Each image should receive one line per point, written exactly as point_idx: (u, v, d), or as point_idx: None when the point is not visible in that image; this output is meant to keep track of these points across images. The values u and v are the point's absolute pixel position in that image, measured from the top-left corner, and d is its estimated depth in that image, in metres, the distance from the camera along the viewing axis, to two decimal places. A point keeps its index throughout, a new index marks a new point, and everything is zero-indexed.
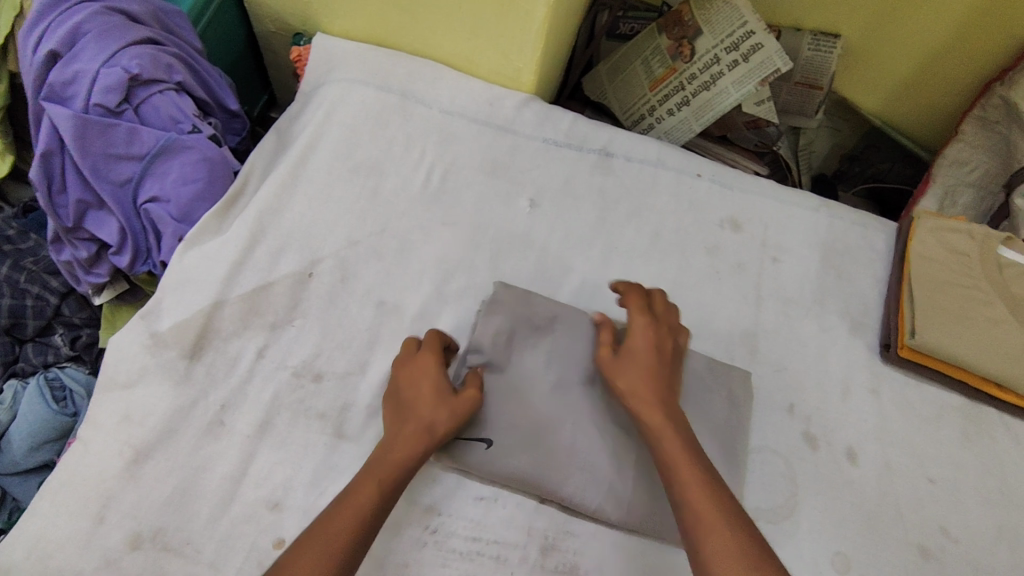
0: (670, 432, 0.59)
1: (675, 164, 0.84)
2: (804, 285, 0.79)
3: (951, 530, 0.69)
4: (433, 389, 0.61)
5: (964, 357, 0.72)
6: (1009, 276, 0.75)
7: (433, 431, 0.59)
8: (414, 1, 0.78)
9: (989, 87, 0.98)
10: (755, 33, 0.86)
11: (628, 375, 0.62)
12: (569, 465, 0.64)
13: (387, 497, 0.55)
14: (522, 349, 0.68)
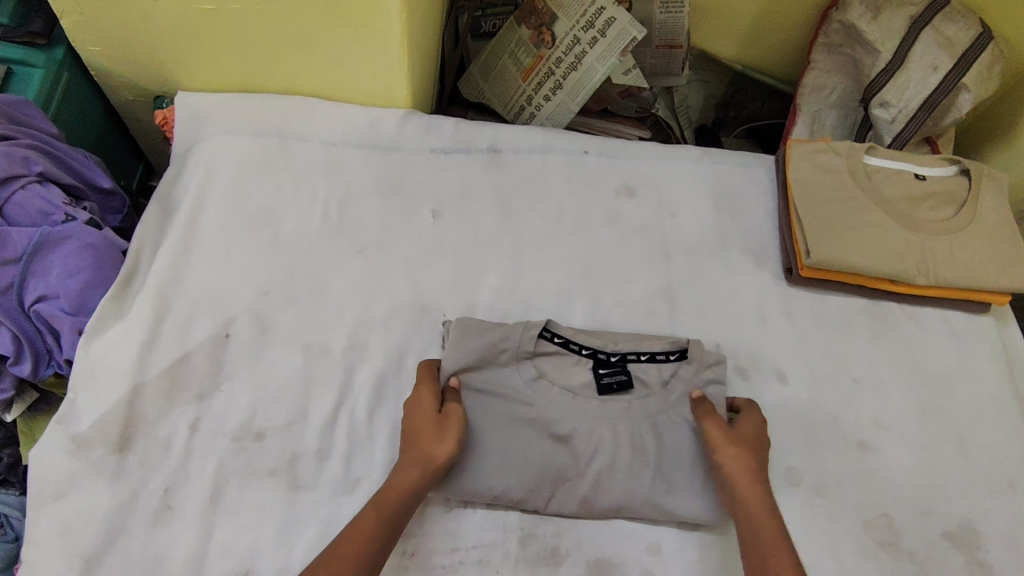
0: (758, 506, 0.59)
1: (561, 147, 0.87)
2: (704, 231, 0.84)
3: (882, 420, 0.74)
4: (427, 420, 0.62)
5: (858, 261, 0.77)
6: (877, 180, 0.82)
7: (429, 462, 0.60)
8: (271, 42, 0.77)
9: (826, 15, 1.05)
10: (605, 8, 0.89)
11: (736, 445, 0.62)
12: (504, 464, 0.63)
13: (384, 537, 0.56)
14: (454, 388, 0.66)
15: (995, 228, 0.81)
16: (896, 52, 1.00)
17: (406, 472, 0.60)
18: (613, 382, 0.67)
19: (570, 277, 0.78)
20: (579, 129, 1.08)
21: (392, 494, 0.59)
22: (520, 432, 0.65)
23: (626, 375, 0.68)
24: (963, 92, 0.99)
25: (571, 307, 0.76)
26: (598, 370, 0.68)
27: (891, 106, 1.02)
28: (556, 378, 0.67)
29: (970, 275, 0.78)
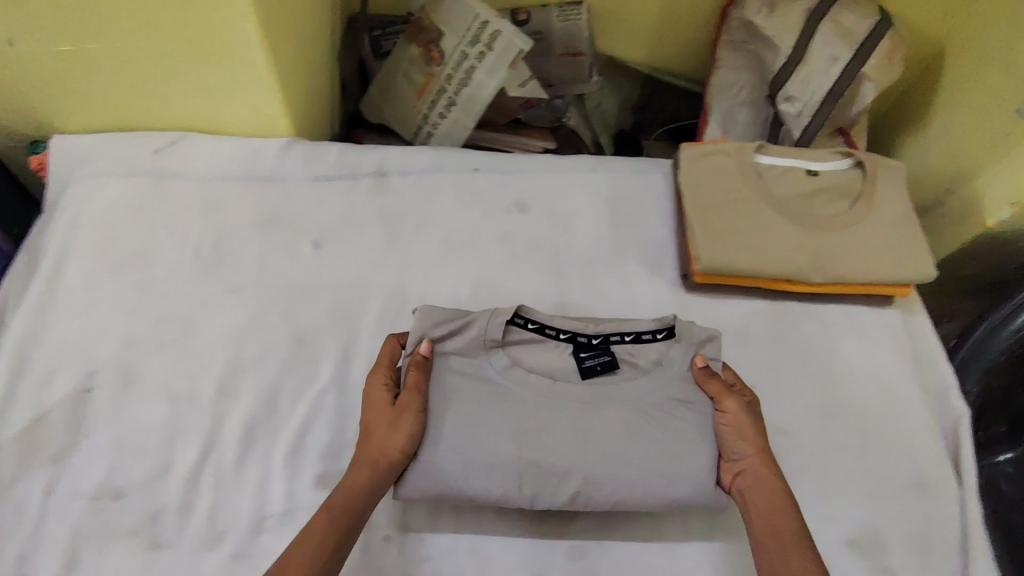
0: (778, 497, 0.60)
1: (450, 165, 0.85)
2: (599, 242, 0.82)
3: (783, 427, 0.72)
4: (381, 416, 0.62)
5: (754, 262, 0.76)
6: (769, 178, 0.81)
7: (380, 459, 0.60)
8: (138, 80, 0.75)
9: (727, 13, 1.04)
10: (489, 22, 0.86)
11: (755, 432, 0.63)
12: (547, 446, 0.61)
13: (340, 539, 0.56)
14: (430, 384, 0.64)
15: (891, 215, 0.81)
16: (796, 46, 0.99)
17: (362, 470, 0.60)
18: (596, 364, 0.67)
19: (458, 302, 0.76)
20: (484, 145, 1.05)
21: (343, 500, 0.58)
22: (503, 413, 0.62)
23: (609, 356, 0.68)
24: (864, 82, 0.99)
25: None
26: (579, 354, 0.68)
27: (796, 99, 1.01)
28: (534, 364, 0.66)
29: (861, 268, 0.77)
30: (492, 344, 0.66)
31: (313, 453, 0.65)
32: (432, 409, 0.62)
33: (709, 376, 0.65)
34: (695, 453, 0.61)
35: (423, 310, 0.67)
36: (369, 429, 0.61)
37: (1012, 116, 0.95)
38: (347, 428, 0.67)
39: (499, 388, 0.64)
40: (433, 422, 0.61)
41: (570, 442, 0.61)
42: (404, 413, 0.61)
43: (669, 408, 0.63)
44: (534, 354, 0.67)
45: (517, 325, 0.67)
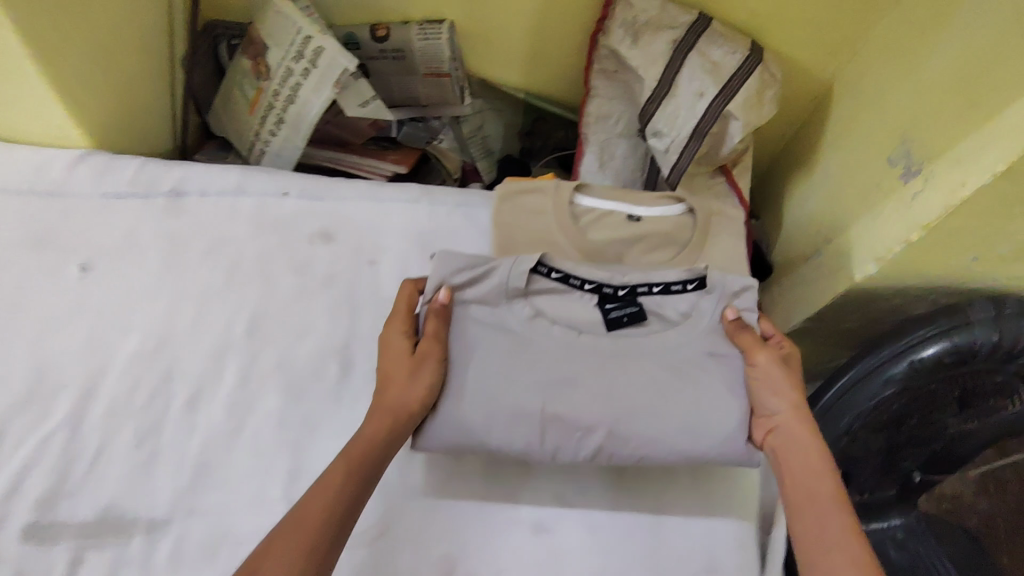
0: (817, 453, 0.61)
1: (258, 188, 0.80)
2: (402, 281, 0.77)
3: (564, 496, 0.68)
4: (399, 371, 0.62)
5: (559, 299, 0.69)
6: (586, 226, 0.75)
7: (403, 410, 0.61)
8: None
9: (596, 40, 0.97)
10: (311, 38, 0.80)
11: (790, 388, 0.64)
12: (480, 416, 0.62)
13: (345, 509, 0.57)
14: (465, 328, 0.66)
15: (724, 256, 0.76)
16: (662, 78, 0.93)
17: (361, 437, 0.60)
18: (621, 316, 0.70)
19: (228, 338, 0.72)
20: (331, 165, 0.98)
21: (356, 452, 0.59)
22: (510, 372, 0.63)
23: (636, 308, 0.70)
24: (732, 120, 0.93)
25: (222, 373, 0.70)
26: (605, 305, 0.70)
27: (664, 134, 0.95)
28: (556, 313, 0.69)
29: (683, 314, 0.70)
30: (513, 292, 0.67)
31: (26, 498, 0.62)
32: (455, 357, 0.64)
33: (740, 329, 0.66)
34: (677, 418, 0.62)
35: (442, 257, 0.67)
36: (397, 370, 0.63)
37: (886, 164, 0.88)
38: (71, 473, 0.63)
39: (520, 336, 0.66)
40: (454, 370, 0.63)
41: (595, 398, 0.62)
42: (422, 365, 0.62)
43: (700, 362, 0.65)
44: (555, 304, 0.69)
45: (541, 275, 0.69)
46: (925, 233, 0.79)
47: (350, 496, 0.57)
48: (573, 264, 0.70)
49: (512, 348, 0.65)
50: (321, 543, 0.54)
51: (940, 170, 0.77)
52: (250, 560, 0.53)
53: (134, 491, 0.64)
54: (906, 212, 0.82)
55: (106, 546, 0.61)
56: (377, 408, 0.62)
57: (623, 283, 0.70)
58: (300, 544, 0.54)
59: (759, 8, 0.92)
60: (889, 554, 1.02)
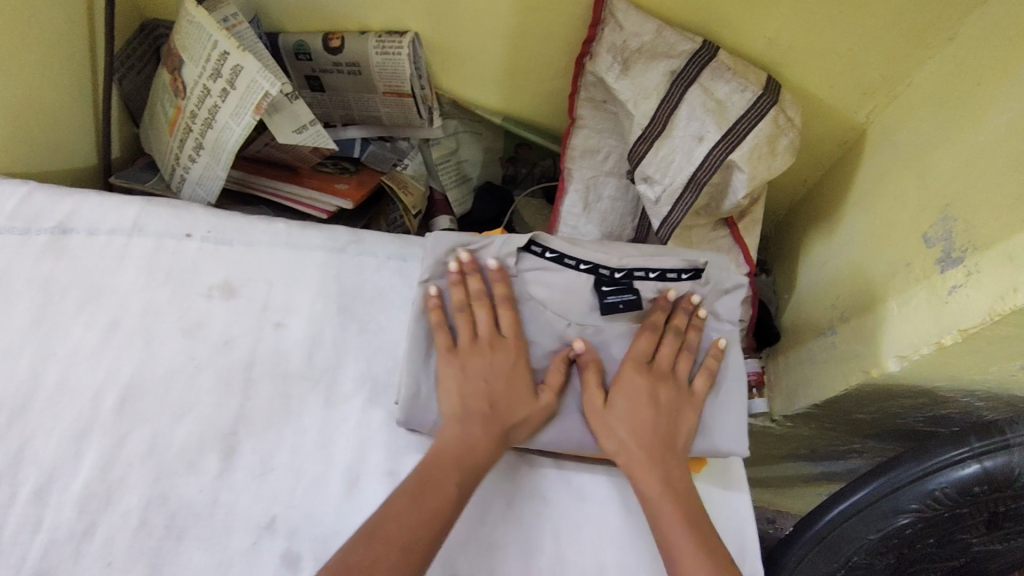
0: (650, 480, 0.58)
1: (156, 228, 0.68)
2: (312, 351, 0.65)
3: None
4: (504, 371, 0.61)
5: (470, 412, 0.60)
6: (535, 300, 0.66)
7: (506, 421, 0.59)
8: None
9: (581, 64, 0.83)
10: (228, 54, 0.68)
11: (619, 419, 0.60)
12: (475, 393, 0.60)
13: (462, 496, 0.55)
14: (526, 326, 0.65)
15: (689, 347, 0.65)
16: (655, 115, 0.78)
17: (476, 427, 0.58)
18: (618, 302, 0.65)
19: (94, 413, 0.60)
20: (268, 195, 0.86)
21: (450, 460, 0.56)
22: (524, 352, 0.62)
23: (633, 295, 0.65)
24: (736, 170, 0.78)
25: (78, 459, 0.58)
26: (602, 289, 0.65)
27: (654, 182, 0.80)
28: (548, 295, 0.65)
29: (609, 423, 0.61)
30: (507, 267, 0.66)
31: None
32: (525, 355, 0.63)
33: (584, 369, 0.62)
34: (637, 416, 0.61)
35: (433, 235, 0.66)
36: (483, 383, 0.59)
37: (921, 243, 0.72)
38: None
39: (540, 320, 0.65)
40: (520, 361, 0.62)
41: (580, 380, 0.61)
42: (504, 356, 0.61)
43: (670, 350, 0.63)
44: (549, 284, 0.66)
45: (532, 256, 0.66)
46: (964, 338, 0.63)
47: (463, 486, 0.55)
48: (569, 245, 0.66)
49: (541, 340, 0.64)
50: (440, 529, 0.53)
51: (986, 265, 0.61)
52: (350, 551, 0.50)
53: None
54: (939, 309, 0.66)
55: None
56: (476, 399, 0.59)
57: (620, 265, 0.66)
58: (421, 536, 0.51)
59: (777, 36, 0.77)
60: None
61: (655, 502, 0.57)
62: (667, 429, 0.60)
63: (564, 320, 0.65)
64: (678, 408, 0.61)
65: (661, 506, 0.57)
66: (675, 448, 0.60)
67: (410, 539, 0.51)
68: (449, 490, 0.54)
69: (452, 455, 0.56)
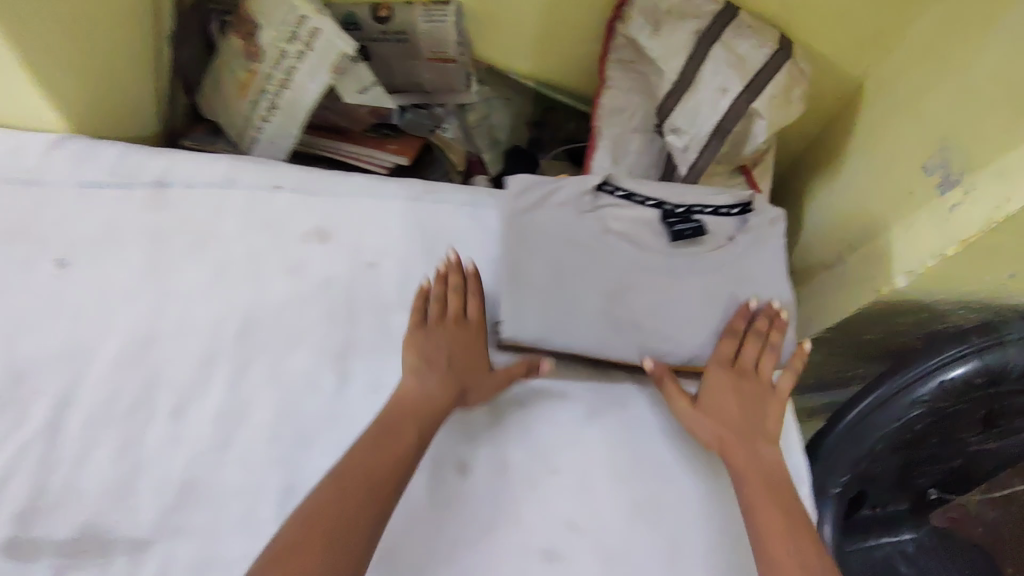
0: (743, 470, 0.61)
1: (248, 180, 0.74)
2: (405, 285, 0.71)
3: (581, 524, 0.60)
4: (464, 348, 0.65)
5: (565, 325, 0.63)
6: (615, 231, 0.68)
7: (462, 393, 0.64)
8: None
9: (612, 28, 0.92)
10: (306, 18, 0.75)
11: (712, 415, 0.63)
12: (562, 316, 0.64)
13: (417, 457, 0.59)
14: (598, 244, 0.67)
15: (758, 271, 0.67)
16: (682, 71, 0.88)
17: (440, 391, 0.63)
18: (684, 231, 0.68)
19: (217, 344, 0.65)
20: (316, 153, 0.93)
21: (408, 409, 0.61)
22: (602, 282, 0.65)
23: (696, 224, 0.68)
24: (756, 118, 0.87)
25: (209, 383, 0.63)
26: (668, 221, 0.68)
27: (683, 132, 0.90)
28: (627, 225, 0.68)
29: (689, 328, 0.65)
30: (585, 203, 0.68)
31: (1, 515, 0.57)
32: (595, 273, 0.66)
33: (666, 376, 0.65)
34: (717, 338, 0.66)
35: (514, 178, 0.69)
36: (447, 354, 0.64)
37: (920, 172, 0.83)
38: (48, 487, 0.58)
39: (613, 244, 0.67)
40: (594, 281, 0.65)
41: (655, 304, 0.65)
42: (473, 333, 0.66)
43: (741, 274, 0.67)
44: (625, 216, 0.68)
45: (607, 192, 0.68)
46: (963, 248, 0.75)
47: (421, 438, 0.60)
48: (635, 184, 0.70)
49: (614, 262, 0.66)
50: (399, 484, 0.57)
51: (983, 183, 0.73)
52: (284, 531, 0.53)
53: (113, 509, 0.58)
54: (942, 225, 0.77)
55: (85, 567, 0.56)
56: (433, 368, 0.64)
57: (681, 202, 0.70)
58: (383, 497, 0.56)
59: None
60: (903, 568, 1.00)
61: (748, 489, 0.60)
62: (758, 418, 0.63)
63: (638, 249, 0.67)
64: (758, 409, 0.64)
65: (751, 488, 0.59)
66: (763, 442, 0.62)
67: (360, 497, 0.55)
68: (398, 451, 0.58)
69: (407, 401, 0.62)
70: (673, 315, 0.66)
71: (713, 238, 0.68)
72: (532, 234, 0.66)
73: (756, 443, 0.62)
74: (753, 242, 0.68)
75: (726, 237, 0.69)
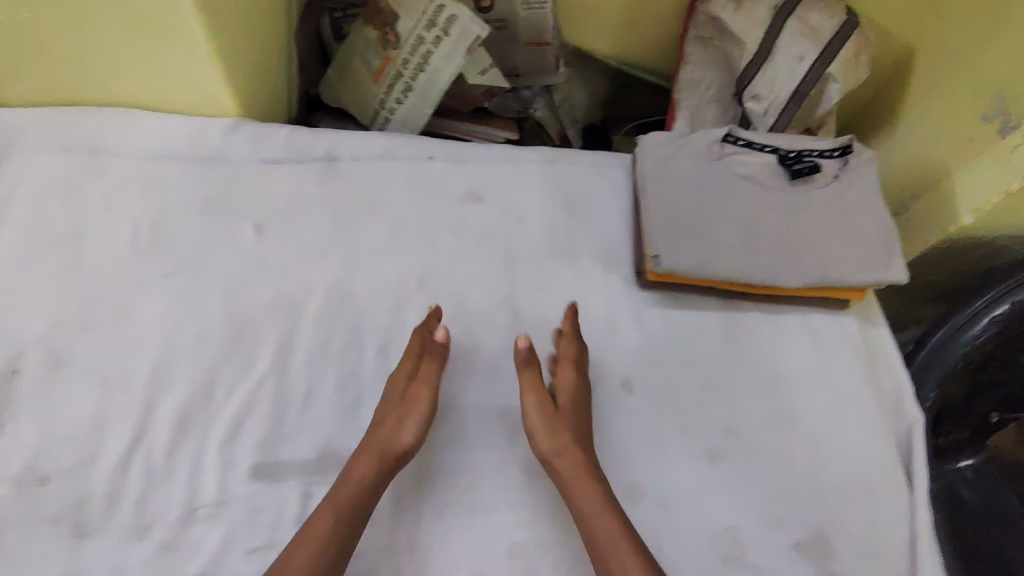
0: (598, 510, 0.60)
1: (404, 152, 0.83)
2: (553, 236, 0.81)
3: (734, 428, 0.73)
4: (397, 399, 0.65)
5: (711, 254, 0.73)
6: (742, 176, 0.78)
7: (386, 453, 0.62)
8: (74, 37, 0.69)
9: (693, 10, 1.03)
10: (445, 6, 0.83)
11: (557, 437, 0.64)
12: (705, 246, 0.74)
13: (343, 527, 0.58)
14: (727, 187, 0.77)
15: (866, 202, 0.78)
16: (763, 43, 0.98)
17: (365, 455, 0.62)
18: (803, 169, 0.78)
19: (405, 291, 0.74)
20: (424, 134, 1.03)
21: (353, 479, 0.60)
22: (733, 217, 0.76)
23: (811, 163, 0.79)
24: (831, 82, 0.97)
25: (404, 324, 0.73)
26: (785, 163, 0.79)
27: (763, 98, 1.00)
28: (749, 170, 0.79)
29: (812, 254, 0.75)
30: (716, 152, 0.79)
31: (248, 443, 0.65)
32: (727, 211, 0.76)
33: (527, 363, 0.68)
34: (838, 261, 0.75)
35: (648, 137, 0.80)
36: (382, 412, 0.65)
37: (978, 121, 0.93)
38: (284, 418, 0.66)
39: (739, 186, 0.78)
40: (727, 217, 0.76)
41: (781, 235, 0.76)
42: (416, 383, 0.66)
43: (852, 209, 0.78)
44: (749, 163, 0.79)
45: (732, 142, 0.79)
46: None
47: (354, 500, 0.59)
48: (754, 133, 0.80)
49: (743, 202, 0.77)
50: (336, 549, 0.57)
51: None
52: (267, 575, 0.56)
53: (345, 432, 0.67)
54: (1006, 164, 0.89)
55: (330, 481, 0.64)
56: (371, 433, 0.63)
57: (792, 148, 0.80)
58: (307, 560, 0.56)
59: None
60: (962, 492, 1.04)
61: (599, 531, 0.59)
62: (596, 468, 0.64)
63: (764, 188, 0.78)
64: (585, 471, 0.63)
65: (605, 521, 0.59)
66: (602, 500, 0.61)
67: (310, 555, 0.56)
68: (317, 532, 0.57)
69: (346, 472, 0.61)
70: (795, 244, 0.76)
71: (822, 176, 0.79)
72: (672, 180, 0.77)
73: (604, 493, 0.61)
74: (857, 177, 0.79)
75: (831, 175, 0.79)
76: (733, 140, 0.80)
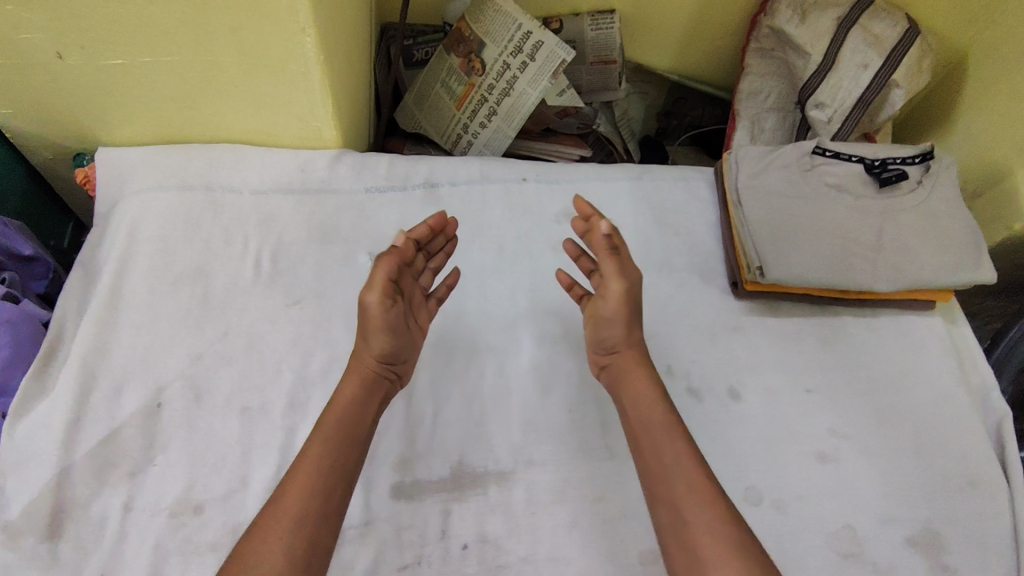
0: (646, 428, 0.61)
1: (499, 176, 0.86)
2: (649, 250, 0.84)
3: (839, 430, 0.76)
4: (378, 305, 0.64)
5: (810, 259, 0.77)
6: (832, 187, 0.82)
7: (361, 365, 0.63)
8: (195, 79, 0.72)
9: (756, 22, 1.06)
10: (531, 32, 0.87)
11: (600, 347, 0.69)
12: (804, 255, 0.77)
13: (338, 438, 0.58)
14: (819, 197, 0.81)
15: (955, 205, 0.81)
16: (827, 53, 1.00)
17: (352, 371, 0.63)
18: (891, 176, 0.81)
19: (516, 310, 0.77)
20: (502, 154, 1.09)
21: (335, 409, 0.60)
22: (828, 225, 0.79)
23: (898, 170, 0.81)
24: (894, 88, 1.00)
25: (520, 341, 0.75)
26: (873, 172, 0.82)
27: (826, 106, 1.01)
28: (837, 181, 0.82)
29: (907, 258, 0.78)
30: (806, 165, 0.82)
31: (387, 463, 0.66)
32: (822, 219, 0.79)
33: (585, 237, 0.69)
34: (933, 263, 0.78)
35: (738, 153, 0.85)
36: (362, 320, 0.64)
37: None
38: (417, 438, 0.68)
39: (831, 196, 0.81)
40: (824, 226, 0.79)
41: (875, 239, 0.79)
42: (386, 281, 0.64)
43: (942, 212, 0.81)
44: (838, 174, 0.82)
45: (821, 154, 0.83)
46: None
47: (342, 422, 0.59)
48: (840, 144, 0.83)
49: (835, 210, 0.80)
50: (334, 462, 0.56)
51: None
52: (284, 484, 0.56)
53: (477, 448, 0.69)
54: None
55: (468, 497, 0.66)
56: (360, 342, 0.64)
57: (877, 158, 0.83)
58: (319, 470, 0.55)
59: None
60: None
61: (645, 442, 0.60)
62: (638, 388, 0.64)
63: (854, 197, 0.81)
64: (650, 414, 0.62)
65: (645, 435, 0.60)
66: (662, 440, 0.59)
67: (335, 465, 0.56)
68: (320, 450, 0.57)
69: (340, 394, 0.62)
70: (890, 248, 0.79)
71: (907, 183, 0.82)
72: (766, 193, 0.81)
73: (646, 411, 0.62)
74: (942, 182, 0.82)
75: (915, 181, 0.82)
76: (820, 151, 0.84)
